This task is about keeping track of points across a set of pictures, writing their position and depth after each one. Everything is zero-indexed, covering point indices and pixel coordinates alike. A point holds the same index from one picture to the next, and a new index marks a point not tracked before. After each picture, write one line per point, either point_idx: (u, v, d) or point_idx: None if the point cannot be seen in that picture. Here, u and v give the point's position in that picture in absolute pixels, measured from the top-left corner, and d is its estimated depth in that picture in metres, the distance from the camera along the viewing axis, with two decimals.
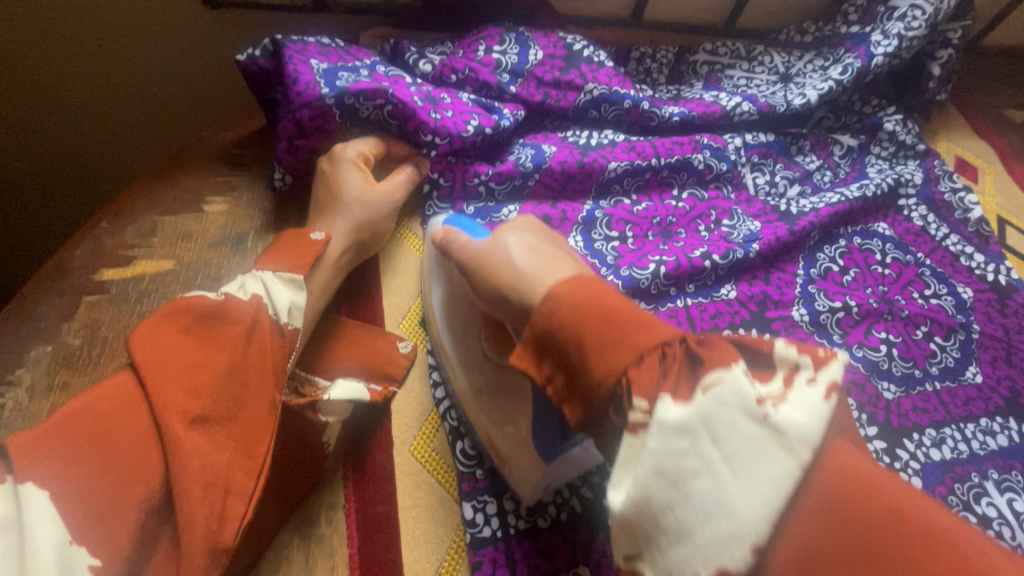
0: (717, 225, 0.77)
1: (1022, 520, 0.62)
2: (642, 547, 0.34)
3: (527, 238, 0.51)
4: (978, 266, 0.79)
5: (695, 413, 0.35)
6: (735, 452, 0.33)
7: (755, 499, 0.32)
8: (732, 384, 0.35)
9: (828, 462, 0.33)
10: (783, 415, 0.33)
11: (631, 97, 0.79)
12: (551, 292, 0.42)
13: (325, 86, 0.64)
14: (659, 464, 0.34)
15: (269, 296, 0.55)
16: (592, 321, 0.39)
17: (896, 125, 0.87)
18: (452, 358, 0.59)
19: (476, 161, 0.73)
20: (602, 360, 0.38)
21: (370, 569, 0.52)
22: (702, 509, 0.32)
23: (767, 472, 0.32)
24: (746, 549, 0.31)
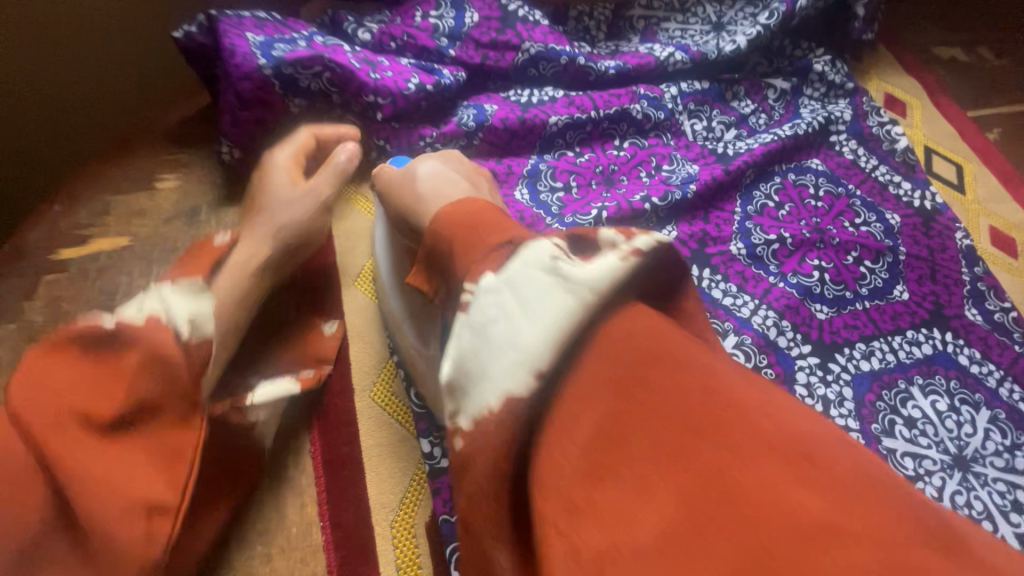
0: (658, 170, 0.81)
1: (944, 418, 0.67)
2: (460, 400, 0.37)
3: (441, 165, 0.56)
4: (905, 194, 0.84)
5: (505, 276, 0.39)
6: (531, 303, 0.38)
7: (541, 331, 0.37)
8: (535, 250, 0.40)
9: (617, 316, 0.38)
10: (569, 267, 0.39)
11: (567, 53, 0.82)
12: (438, 213, 0.46)
13: (262, 57, 0.66)
14: (471, 321, 0.38)
15: (159, 307, 0.48)
16: (461, 231, 0.43)
17: (825, 65, 0.91)
18: (388, 283, 0.62)
19: (422, 125, 0.76)
20: (462, 257, 0.42)
21: (338, 502, 0.56)
22: (498, 349, 0.37)
23: (554, 312, 0.37)
24: (529, 376, 0.36)
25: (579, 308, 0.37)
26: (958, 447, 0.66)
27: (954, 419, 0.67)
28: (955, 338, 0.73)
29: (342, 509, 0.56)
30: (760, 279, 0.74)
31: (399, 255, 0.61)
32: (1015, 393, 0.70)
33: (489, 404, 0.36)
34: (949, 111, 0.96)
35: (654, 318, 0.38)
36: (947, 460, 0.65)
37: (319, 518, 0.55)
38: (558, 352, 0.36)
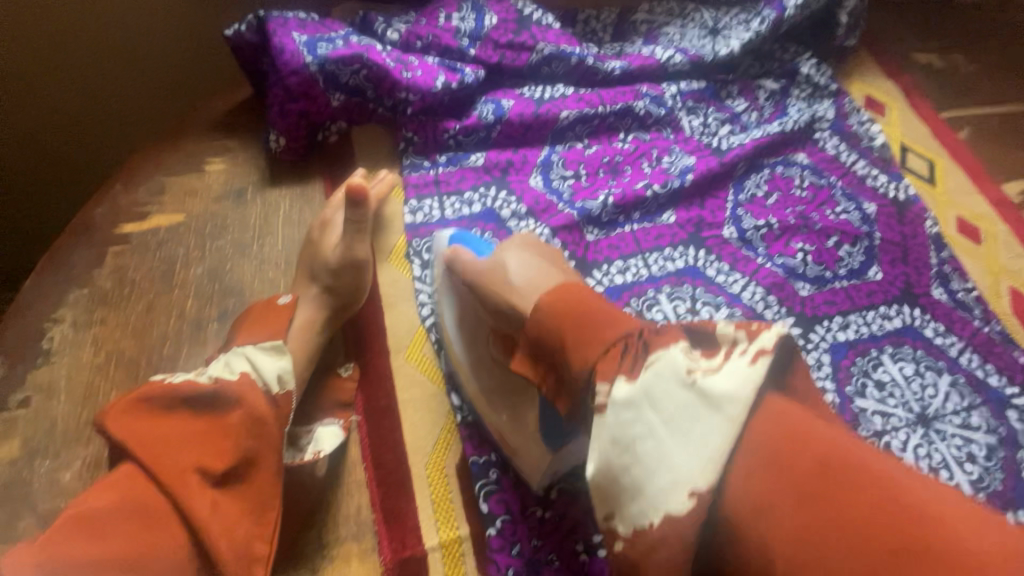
0: (659, 162, 0.89)
1: (910, 381, 0.76)
2: (615, 508, 0.43)
3: (523, 253, 0.62)
4: (882, 185, 0.93)
5: (640, 389, 0.44)
6: (672, 420, 0.42)
7: (693, 456, 0.41)
8: (666, 360, 0.44)
9: (756, 414, 0.41)
10: (703, 381, 0.42)
11: (577, 53, 0.90)
12: (538, 303, 0.51)
13: (308, 54, 0.74)
14: (615, 434, 0.44)
15: (256, 368, 0.58)
16: (570, 328, 0.48)
17: (811, 68, 0.99)
18: (463, 361, 0.65)
19: (446, 118, 0.84)
20: (580, 352, 0.47)
21: (380, 446, 0.64)
22: (649, 467, 0.42)
23: (698, 434, 0.41)
24: (687, 495, 0.40)
25: (728, 426, 0.41)
26: (921, 407, 0.74)
27: (918, 382, 0.76)
28: (923, 314, 0.82)
29: (383, 452, 0.63)
30: (749, 260, 0.83)
31: (476, 330, 0.65)
32: (974, 361, 0.79)
33: (650, 518, 0.41)
34: (924, 112, 1.05)
35: (798, 412, 0.41)
36: (911, 418, 0.74)
37: (363, 459, 0.63)
38: (714, 480, 0.40)
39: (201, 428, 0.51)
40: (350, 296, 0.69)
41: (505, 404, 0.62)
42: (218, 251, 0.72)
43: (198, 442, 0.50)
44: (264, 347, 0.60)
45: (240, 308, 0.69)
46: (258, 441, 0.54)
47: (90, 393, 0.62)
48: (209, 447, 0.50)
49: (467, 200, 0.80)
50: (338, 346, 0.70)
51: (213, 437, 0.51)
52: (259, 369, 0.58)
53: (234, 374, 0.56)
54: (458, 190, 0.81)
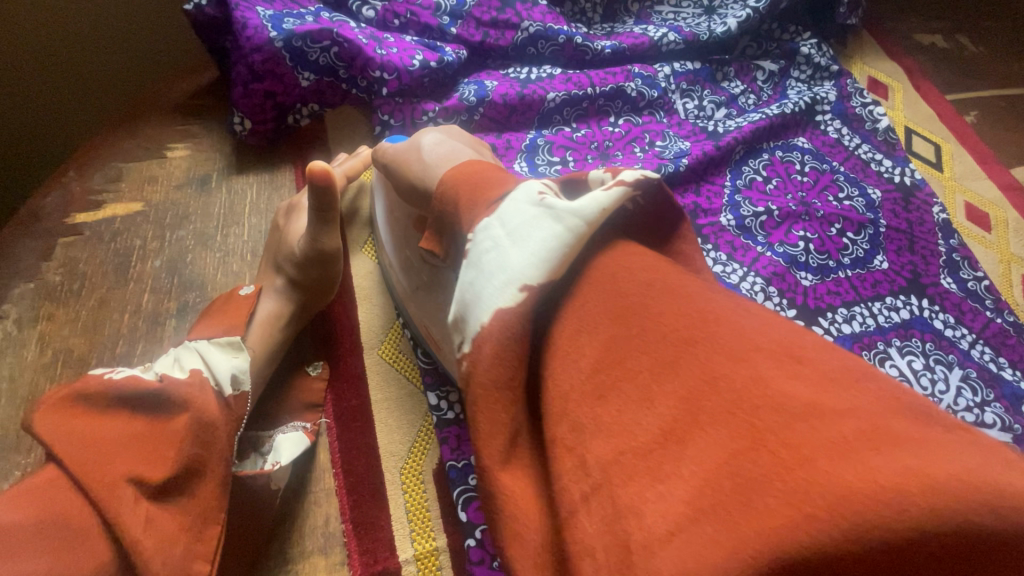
0: (651, 146, 0.84)
1: (919, 376, 0.71)
2: (464, 328, 0.38)
3: (442, 137, 0.56)
4: (886, 170, 0.88)
5: (496, 215, 0.40)
6: (518, 230, 0.38)
7: (530, 254, 0.37)
8: (524, 185, 0.41)
9: (607, 247, 0.38)
10: (556, 199, 0.39)
11: (564, 32, 0.85)
12: (442, 180, 0.47)
13: (273, 30, 0.68)
14: (468, 254, 0.40)
15: (208, 366, 0.53)
16: (463, 184, 0.44)
17: (811, 48, 0.95)
18: (393, 261, 0.63)
19: (425, 100, 0.79)
20: (468, 211, 0.42)
21: (350, 452, 0.59)
22: (489, 273, 0.38)
23: (540, 240, 0.37)
24: (518, 291, 0.36)
25: (566, 234, 0.37)
26: (932, 404, 0.70)
27: (928, 377, 0.71)
28: (932, 305, 0.77)
29: (354, 457, 0.58)
30: (748, 249, 0.78)
31: (400, 225, 0.62)
32: (986, 354, 0.74)
33: (481, 322, 0.37)
34: (929, 95, 1.01)
35: (656, 259, 0.37)
36: None
37: (331, 466, 0.58)
38: (548, 272, 0.36)
39: (142, 434, 0.47)
40: (317, 289, 0.63)
41: (423, 305, 0.60)
42: (178, 242, 0.67)
43: (134, 449, 0.46)
44: (220, 342, 0.55)
45: (201, 302, 0.64)
46: (205, 450, 0.48)
47: (34, 395, 0.57)
48: (146, 456, 0.46)
49: None
50: (308, 343, 0.65)
51: (153, 445, 0.47)
52: (212, 367, 0.53)
53: (184, 372, 0.51)
54: None
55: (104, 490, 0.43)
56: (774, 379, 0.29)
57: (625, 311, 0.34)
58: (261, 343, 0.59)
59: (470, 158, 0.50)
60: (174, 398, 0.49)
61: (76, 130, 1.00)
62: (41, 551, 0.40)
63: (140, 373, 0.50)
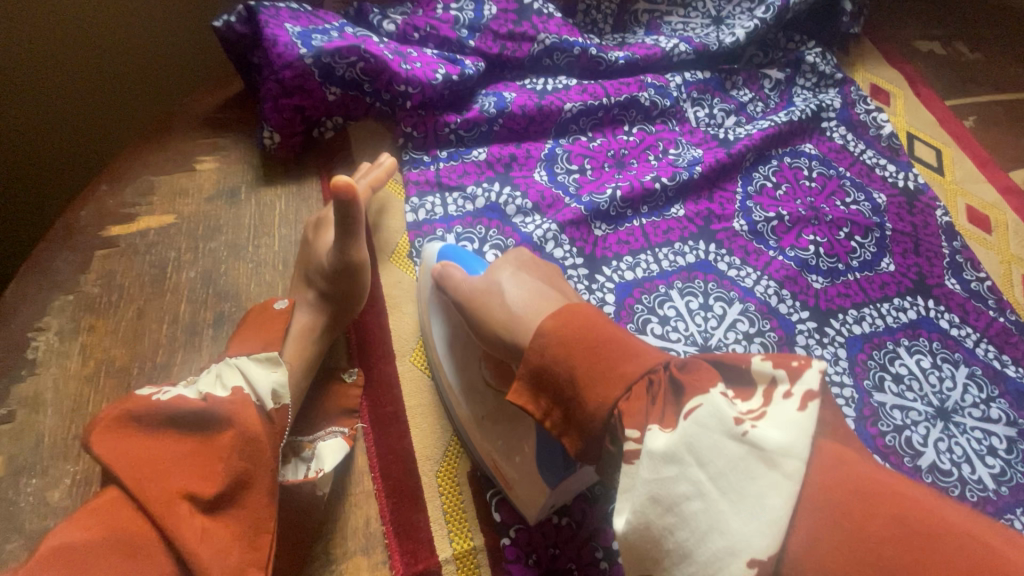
0: (665, 154, 0.87)
1: (928, 374, 0.74)
2: (661, 565, 0.38)
3: (519, 274, 0.55)
4: (890, 175, 0.91)
5: (680, 439, 0.38)
6: (721, 475, 0.37)
7: (750, 520, 0.35)
8: (710, 409, 0.39)
9: (815, 461, 0.37)
10: (752, 430, 0.37)
11: (579, 43, 0.87)
12: (539, 328, 0.46)
13: (302, 47, 0.70)
14: (654, 492, 0.38)
15: (249, 385, 0.55)
16: (578, 351, 0.44)
17: (816, 57, 0.98)
18: (456, 386, 0.60)
19: (446, 112, 0.81)
20: (592, 392, 0.43)
21: (388, 454, 0.61)
22: (699, 530, 0.36)
23: (761, 503, 0.35)
24: (748, 565, 0.34)
25: (787, 483, 0.35)
26: (940, 400, 0.73)
27: (936, 375, 0.74)
28: (937, 305, 0.80)
29: (391, 461, 0.60)
30: (761, 253, 0.81)
31: (471, 356, 0.60)
32: (990, 352, 0.77)
33: None
34: (929, 101, 1.04)
35: (863, 463, 0.37)
36: (930, 411, 0.72)
37: (370, 469, 0.60)
38: (783, 538, 0.34)
39: (193, 451, 0.49)
40: (346, 303, 0.65)
41: (502, 434, 0.57)
42: (211, 253, 0.69)
43: (187, 467, 0.48)
44: (258, 358, 0.57)
45: (236, 312, 0.66)
46: (251, 463, 0.51)
47: (78, 405, 0.59)
48: (198, 473, 0.48)
49: (469, 195, 0.78)
50: (341, 351, 0.67)
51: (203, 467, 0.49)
52: (253, 383, 0.55)
53: (226, 392, 0.53)
54: (460, 185, 0.78)
55: (162, 507, 0.45)
56: (961, 550, 0.31)
57: (858, 529, 0.33)
58: (297, 357, 0.62)
59: (563, 306, 0.49)
60: (223, 409, 0.51)
61: (101, 141, 1.00)
62: (106, 565, 0.42)
63: (184, 393, 0.52)
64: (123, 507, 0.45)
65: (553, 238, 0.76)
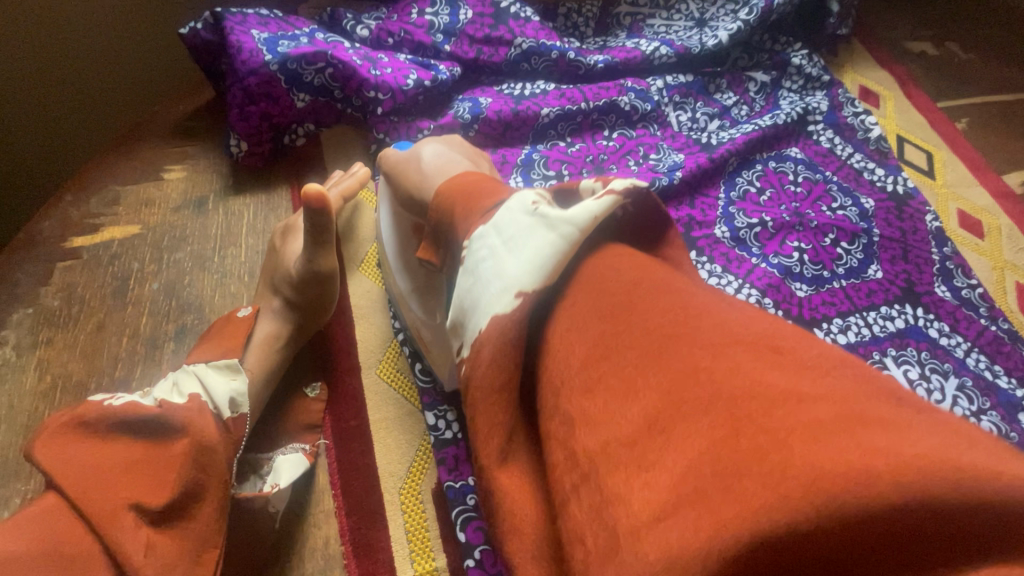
0: (645, 159, 0.85)
1: (915, 386, 0.72)
2: (461, 330, 0.42)
3: (439, 147, 0.61)
4: (879, 179, 0.89)
5: (492, 225, 0.43)
6: (512, 239, 0.41)
7: (525, 262, 0.39)
8: (519, 197, 0.43)
9: (609, 255, 0.39)
10: (546, 208, 0.41)
11: (557, 47, 0.85)
12: (434, 186, 0.52)
13: (268, 53, 0.69)
14: (467, 263, 0.43)
15: (206, 391, 0.53)
16: (455, 193, 0.48)
17: (803, 59, 0.95)
18: (394, 263, 0.64)
19: (420, 117, 0.79)
20: (462, 219, 0.46)
21: (350, 472, 0.59)
22: (485, 280, 0.41)
23: (535, 250, 0.39)
24: (513, 296, 0.39)
25: (560, 241, 0.39)
26: None
27: (924, 387, 0.72)
28: (926, 313, 0.78)
29: (353, 478, 0.59)
30: (743, 261, 0.79)
31: (404, 236, 0.63)
32: (981, 362, 0.75)
33: (480, 325, 0.40)
34: (920, 102, 1.02)
35: (641, 258, 0.39)
36: None
37: (331, 488, 0.58)
38: (541, 276, 0.39)
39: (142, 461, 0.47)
40: (314, 312, 0.64)
41: (425, 305, 0.60)
42: (175, 264, 0.68)
43: (135, 475, 0.46)
44: (217, 364, 0.55)
45: (199, 324, 0.65)
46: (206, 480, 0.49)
47: (33, 422, 0.57)
48: (146, 482, 0.46)
49: None
50: (306, 363, 0.65)
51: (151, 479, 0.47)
52: (210, 391, 0.53)
53: (182, 398, 0.51)
54: None
55: (106, 517, 0.43)
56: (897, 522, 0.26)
57: (622, 313, 0.35)
58: (258, 365, 0.59)
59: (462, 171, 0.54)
60: (176, 417, 0.49)
61: (81, 148, 0.99)
62: None
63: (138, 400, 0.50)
64: (64, 516, 0.43)
65: None
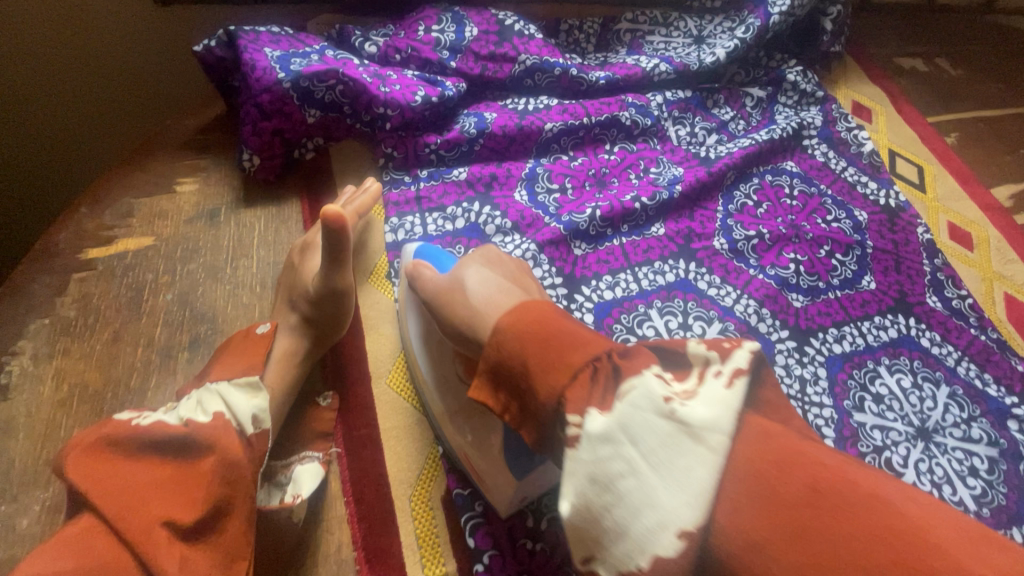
0: (646, 173, 0.87)
1: (908, 394, 0.74)
2: (598, 549, 0.39)
3: (485, 270, 0.55)
4: (872, 193, 0.92)
5: (616, 421, 0.39)
6: (653, 453, 0.38)
7: (680, 494, 0.37)
8: (642, 388, 0.40)
9: (742, 435, 0.39)
10: (684, 409, 0.39)
11: (560, 64, 0.88)
12: (498, 326, 0.46)
13: (280, 71, 0.70)
14: (593, 473, 0.39)
15: (229, 408, 0.55)
16: (533, 346, 0.44)
17: (797, 76, 0.98)
18: (429, 381, 0.60)
19: (426, 132, 0.81)
20: (545, 377, 0.43)
21: (361, 478, 0.60)
22: (633, 506, 0.37)
23: (688, 477, 0.37)
24: (674, 535, 0.36)
25: (711, 456, 0.38)
26: (921, 419, 0.73)
27: (916, 395, 0.74)
28: (918, 323, 0.80)
29: (364, 486, 0.60)
30: (741, 272, 0.81)
31: (439, 348, 0.59)
32: (971, 371, 0.77)
33: (636, 559, 0.37)
34: (911, 117, 1.05)
35: (782, 431, 0.40)
36: (910, 431, 0.72)
37: (343, 495, 0.59)
38: (705, 512, 0.36)
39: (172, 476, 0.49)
40: (330, 327, 0.65)
41: (472, 431, 0.57)
42: (188, 276, 0.69)
43: (164, 492, 0.47)
44: (238, 382, 0.57)
45: (212, 334, 0.66)
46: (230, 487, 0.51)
47: (50, 430, 0.59)
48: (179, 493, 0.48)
49: (449, 216, 0.78)
50: (317, 373, 0.67)
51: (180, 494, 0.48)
52: (234, 408, 0.55)
53: (207, 416, 0.53)
54: (440, 205, 0.78)
55: (139, 533, 0.44)
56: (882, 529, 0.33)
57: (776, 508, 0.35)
58: (278, 382, 0.61)
59: (522, 300, 0.50)
60: (203, 436, 0.51)
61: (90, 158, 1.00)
62: None
63: (164, 419, 0.52)
64: (99, 532, 0.44)
65: (532, 257, 0.76)
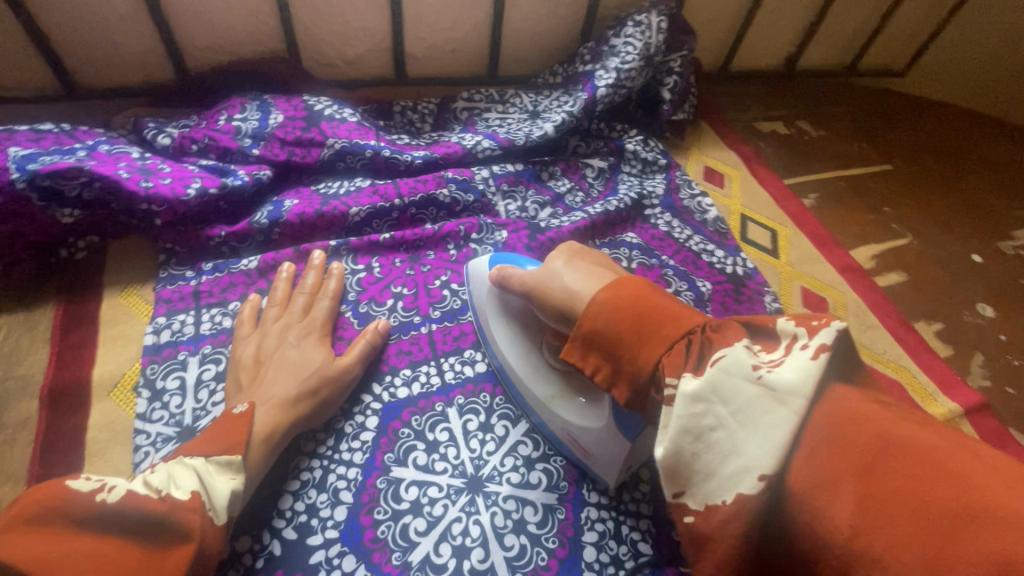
0: (466, 241, 0.82)
1: None
2: (687, 484, 0.40)
3: (573, 262, 0.57)
4: (718, 261, 0.86)
5: (708, 382, 0.40)
6: (742, 411, 0.38)
7: (765, 442, 0.37)
8: (734, 359, 0.40)
9: (827, 398, 0.37)
10: (773, 374, 0.38)
11: (371, 146, 0.83)
12: (598, 301, 0.48)
13: (15, 171, 0.64)
14: (685, 426, 0.40)
15: (205, 489, 0.49)
16: (631, 320, 0.45)
17: (637, 145, 0.95)
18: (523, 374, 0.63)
19: (217, 222, 0.76)
20: (642, 350, 0.44)
21: None
22: (722, 453, 0.38)
23: (770, 426, 0.37)
24: (758, 480, 0.36)
25: (795, 416, 0.36)
26: None
27: None
28: None
29: None
30: None
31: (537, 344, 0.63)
32: None
33: (722, 496, 0.38)
34: (768, 180, 1.01)
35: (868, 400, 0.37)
36: None
37: None
38: (787, 458, 0.36)
39: None
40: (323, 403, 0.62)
41: (575, 413, 0.58)
42: None
43: None
44: (218, 461, 0.51)
45: None
46: None
47: None
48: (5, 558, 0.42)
49: (230, 311, 0.71)
50: None
51: None
52: (210, 491, 0.49)
53: (183, 494, 0.48)
54: (221, 301, 0.71)
55: None
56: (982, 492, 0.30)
57: (865, 461, 0.33)
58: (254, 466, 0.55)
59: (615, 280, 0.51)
60: None
61: None
62: None
63: (130, 488, 0.47)
64: None
65: None
